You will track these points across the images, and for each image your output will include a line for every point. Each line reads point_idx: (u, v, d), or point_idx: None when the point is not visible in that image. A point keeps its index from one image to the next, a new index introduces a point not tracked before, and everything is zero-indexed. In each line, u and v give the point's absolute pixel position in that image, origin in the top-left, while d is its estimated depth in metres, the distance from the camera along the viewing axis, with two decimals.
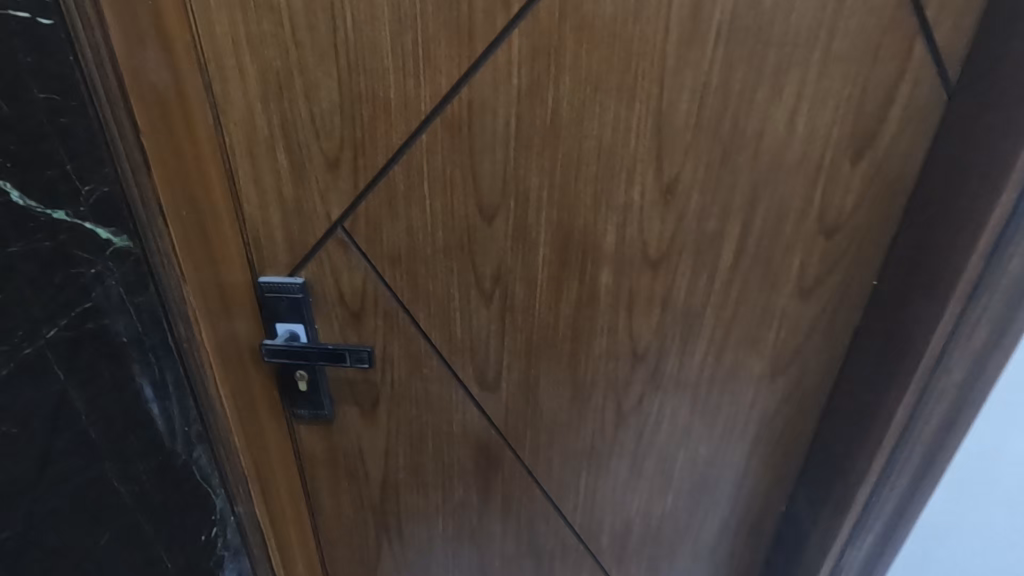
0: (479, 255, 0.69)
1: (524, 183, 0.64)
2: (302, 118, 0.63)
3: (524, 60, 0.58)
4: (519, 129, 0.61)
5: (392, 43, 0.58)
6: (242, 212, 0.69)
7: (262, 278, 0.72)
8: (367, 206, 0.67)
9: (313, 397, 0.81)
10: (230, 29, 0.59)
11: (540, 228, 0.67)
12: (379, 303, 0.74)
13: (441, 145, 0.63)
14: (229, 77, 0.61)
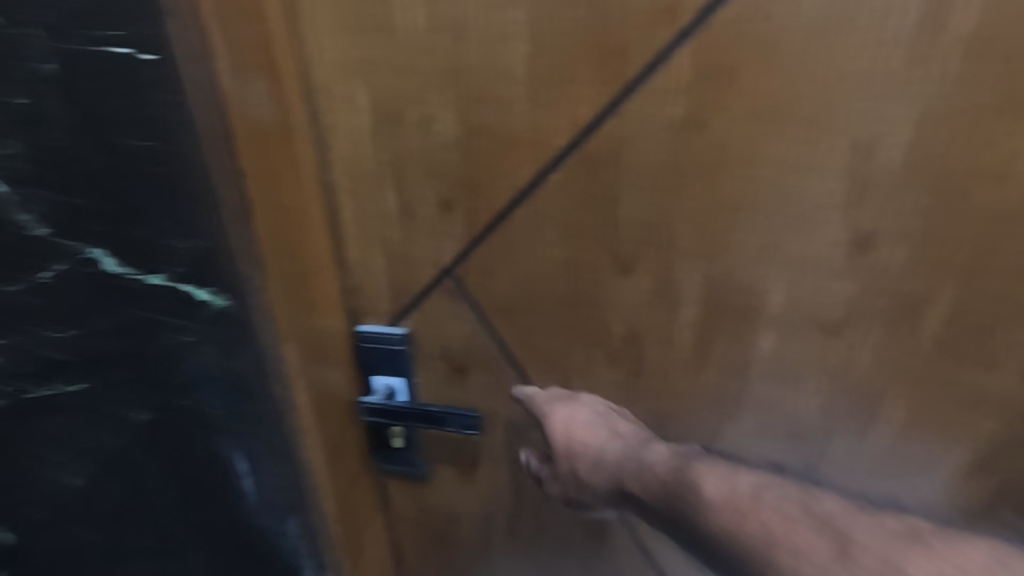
0: (611, 312, 0.58)
1: (674, 231, 0.53)
2: (415, 154, 0.54)
3: (689, 84, 0.47)
4: (674, 166, 0.50)
5: (526, 68, 0.48)
6: (346, 261, 0.61)
7: (362, 328, 0.64)
8: (482, 252, 0.58)
9: (407, 456, 0.73)
10: (341, 54, 0.50)
11: (689, 283, 0.55)
12: (489, 360, 0.64)
13: (574, 186, 0.53)
14: (338, 110, 0.53)
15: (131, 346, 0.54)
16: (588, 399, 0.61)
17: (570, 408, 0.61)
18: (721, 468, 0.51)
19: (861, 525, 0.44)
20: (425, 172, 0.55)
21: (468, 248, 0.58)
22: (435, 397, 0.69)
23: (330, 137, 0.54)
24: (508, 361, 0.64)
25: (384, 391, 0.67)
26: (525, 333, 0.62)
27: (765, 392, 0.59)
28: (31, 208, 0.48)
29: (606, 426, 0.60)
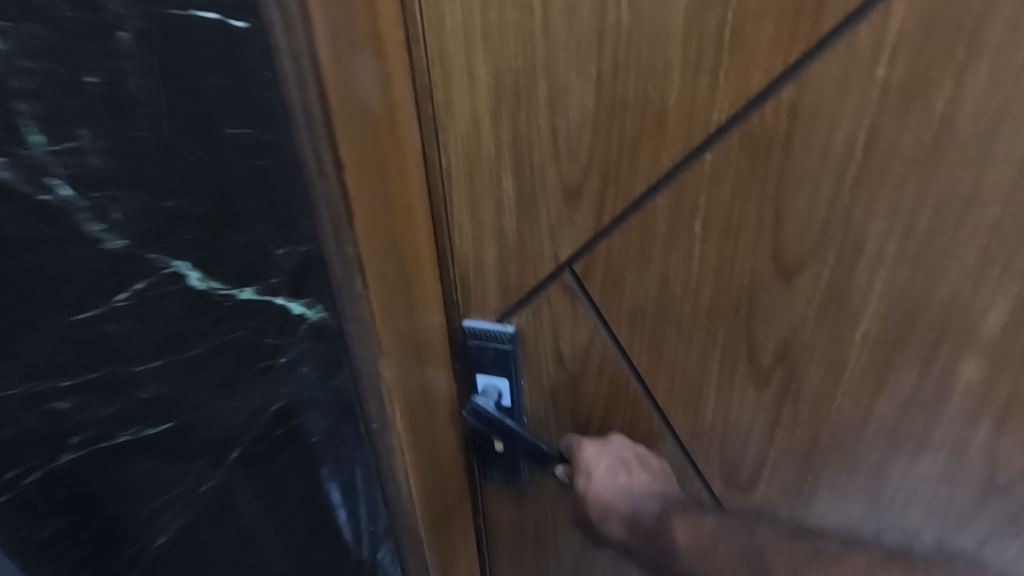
0: (764, 324, 0.49)
1: (862, 227, 0.42)
2: (540, 133, 0.47)
3: (907, 40, 0.36)
4: (871, 148, 0.39)
5: (687, 26, 0.39)
6: (452, 252, 0.55)
7: (468, 323, 0.58)
8: (609, 247, 0.50)
9: (505, 460, 0.67)
10: (462, 18, 0.43)
11: (872, 294, 0.44)
12: (608, 369, 0.57)
13: (732, 171, 0.43)
14: (455, 83, 0.46)
15: (228, 367, 0.51)
16: (617, 443, 0.60)
17: (599, 450, 0.60)
18: (689, 520, 0.56)
19: (780, 557, 0.51)
20: (551, 156, 0.47)
21: (592, 241, 0.50)
22: (542, 404, 0.62)
23: (445, 116, 0.48)
24: (628, 371, 0.56)
25: (485, 392, 0.61)
26: (654, 342, 0.53)
27: (958, 433, 0.48)
28: (107, 218, 0.44)
29: (622, 469, 0.59)
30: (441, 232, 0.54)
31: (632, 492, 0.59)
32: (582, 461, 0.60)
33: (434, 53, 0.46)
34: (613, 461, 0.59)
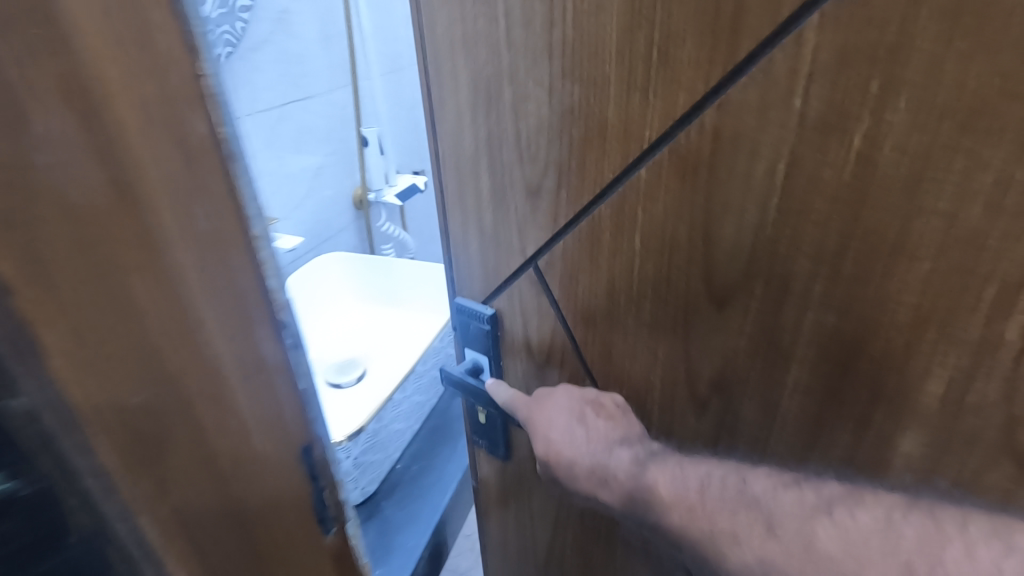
0: (699, 349, 0.48)
1: (785, 265, 0.40)
2: (508, 135, 0.50)
3: (822, 70, 0.34)
4: (790, 182, 0.37)
5: (620, 44, 0.40)
6: (448, 231, 0.62)
7: (459, 297, 0.64)
8: (565, 246, 0.52)
9: (486, 430, 0.72)
10: (447, 27, 0.49)
11: (799, 336, 0.42)
12: (568, 364, 0.59)
13: (665, 190, 0.43)
14: (444, 81, 0.52)
15: None
16: (564, 396, 0.58)
17: (549, 409, 0.58)
18: (667, 470, 0.48)
19: (786, 511, 0.42)
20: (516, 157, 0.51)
21: (553, 238, 0.53)
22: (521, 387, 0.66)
23: (437, 110, 0.54)
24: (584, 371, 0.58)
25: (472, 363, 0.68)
26: (605, 348, 0.54)
27: None
28: None
29: (580, 420, 0.55)
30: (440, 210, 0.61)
31: (595, 441, 0.54)
32: (535, 416, 0.58)
33: (429, 55, 0.52)
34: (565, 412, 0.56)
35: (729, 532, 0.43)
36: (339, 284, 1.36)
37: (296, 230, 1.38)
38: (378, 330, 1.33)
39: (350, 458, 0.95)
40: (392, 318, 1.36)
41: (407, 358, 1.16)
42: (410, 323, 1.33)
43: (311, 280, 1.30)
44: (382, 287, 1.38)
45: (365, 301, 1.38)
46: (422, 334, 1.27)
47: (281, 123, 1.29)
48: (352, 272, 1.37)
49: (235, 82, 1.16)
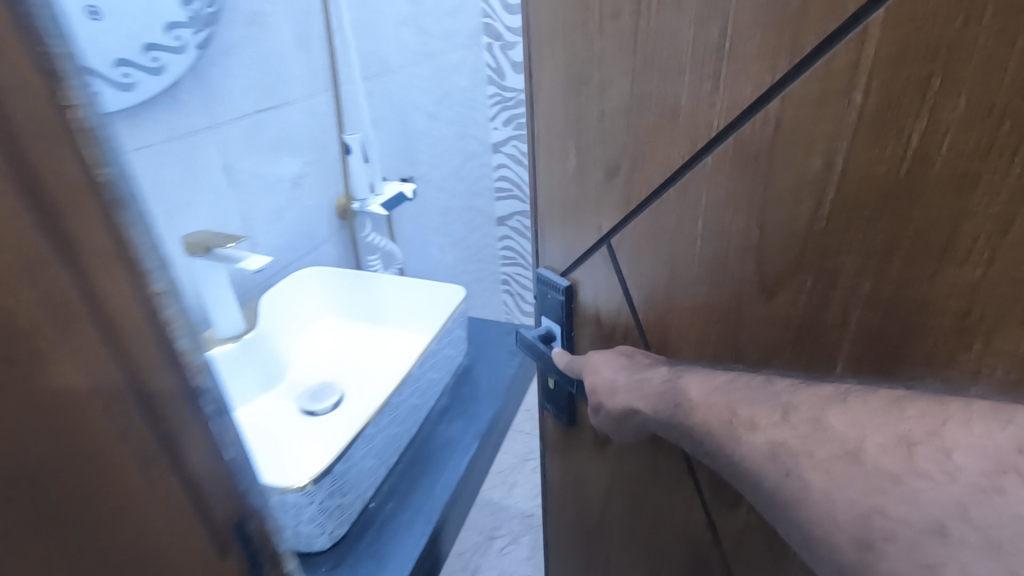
0: (749, 335, 0.49)
1: (833, 260, 0.41)
2: (591, 118, 0.53)
3: (880, 67, 0.34)
4: (845, 177, 0.38)
5: (696, 34, 0.42)
6: (539, 209, 0.66)
7: (542, 267, 0.70)
8: (635, 227, 0.55)
9: (554, 396, 0.76)
10: (551, 16, 0.52)
11: (843, 334, 0.42)
12: (627, 335, 0.62)
13: (726, 177, 0.45)
14: (544, 66, 0.56)
15: None
16: (621, 348, 0.61)
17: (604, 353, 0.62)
18: (704, 375, 0.51)
19: (806, 396, 0.43)
20: (598, 141, 0.54)
21: (624, 221, 0.56)
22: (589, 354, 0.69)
23: (535, 95, 0.59)
24: (642, 344, 0.61)
25: (546, 330, 0.73)
26: (661, 326, 0.57)
27: None
28: None
29: (628, 358, 0.59)
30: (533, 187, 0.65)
31: (635, 367, 0.58)
32: (591, 357, 0.63)
33: (536, 44, 0.56)
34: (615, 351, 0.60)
35: (749, 420, 0.45)
36: (318, 303, 1.30)
37: (263, 252, 1.23)
38: (344, 354, 1.23)
39: (322, 498, 0.83)
40: (359, 342, 1.27)
41: (379, 379, 1.12)
42: (375, 343, 1.26)
43: (286, 305, 1.20)
44: (351, 306, 1.31)
45: (334, 322, 1.31)
46: (401, 342, 1.25)
47: (241, 143, 1.14)
48: (325, 284, 1.30)
49: (150, 108, 0.94)
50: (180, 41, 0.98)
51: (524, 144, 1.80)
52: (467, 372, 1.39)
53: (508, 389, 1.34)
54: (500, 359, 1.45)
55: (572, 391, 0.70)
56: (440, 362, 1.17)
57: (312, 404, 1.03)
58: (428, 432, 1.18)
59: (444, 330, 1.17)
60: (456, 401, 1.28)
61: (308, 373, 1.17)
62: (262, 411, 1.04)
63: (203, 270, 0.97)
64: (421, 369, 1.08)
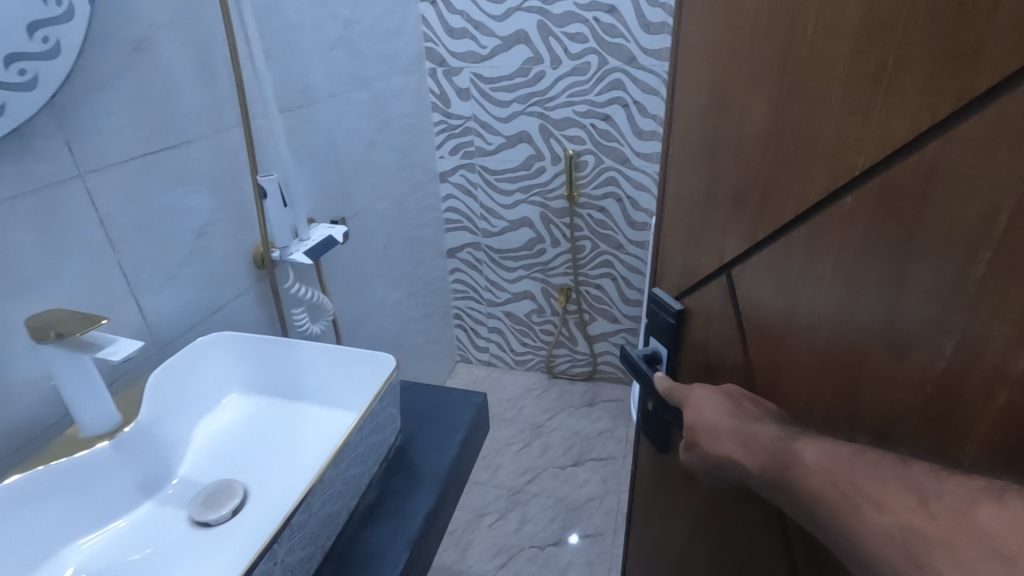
0: (868, 393, 0.45)
1: (984, 326, 0.35)
2: (728, 144, 0.54)
3: None
4: (1009, 234, 0.33)
5: (850, 64, 0.40)
6: (662, 221, 0.70)
7: (658, 289, 0.75)
8: (758, 259, 0.55)
9: (649, 420, 0.79)
10: (703, 41, 0.55)
11: (982, 413, 0.36)
12: (733, 367, 0.63)
13: (863, 220, 0.42)
14: (689, 88, 0.58)
15: None
16: (723, 386, 0.60)
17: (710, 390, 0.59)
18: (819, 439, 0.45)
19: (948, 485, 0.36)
20: (732, 166, 0.54)
21: (749, 250, 0.56)
22: (691, 382, 0.72)
23: (676, 115, 0.62)
24: (747, 379, 0.60)
25: (653, 352, 0.77)
26: (771, 365, 0.56)
27: None
28: None
29: (732, 399, 0.56)
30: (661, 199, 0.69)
31: (740, 413, 0.54)
32: (692, 392, 0.61)
33: (685, 63, 0.59)
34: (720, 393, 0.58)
35: (877, 499, 0.38)
36: (225, 376, 0.97)
37: (148, 328, 0.91)
38: (258, 420, 0.94)
39: None
40: (268, 410, 0.95)
41: (289, 465, 0.84)
42: (287, 415, 0.94)
43: (182, 378, 0.89)
44: (264, 370, 0.98)
45: (245, 394, 0.99)
46: (316, 415, 0.93)
47: (126, 198, 0.85)
48: (241, 355, 0.98)
49: None
50: (30, 76, 0.69)
51: (469, 173, 2.18)
52: (407, 445, 0.97)
53: (455, 464, 0.94)
54: (451, 421, 1.03)
55: (668, 417, 0.73)
56: (370, 448, 0.84)
57: (203, 511, 0.75)
58: (350, 539, 0.81)
59: (372, 412, 0.82)
60: (399, 475, 0.91)
61: (197, 465, 0.85)
62: (130, 538, 0.73)
63: (66, 364, 0.70)
64: (343, 465, 0.76)
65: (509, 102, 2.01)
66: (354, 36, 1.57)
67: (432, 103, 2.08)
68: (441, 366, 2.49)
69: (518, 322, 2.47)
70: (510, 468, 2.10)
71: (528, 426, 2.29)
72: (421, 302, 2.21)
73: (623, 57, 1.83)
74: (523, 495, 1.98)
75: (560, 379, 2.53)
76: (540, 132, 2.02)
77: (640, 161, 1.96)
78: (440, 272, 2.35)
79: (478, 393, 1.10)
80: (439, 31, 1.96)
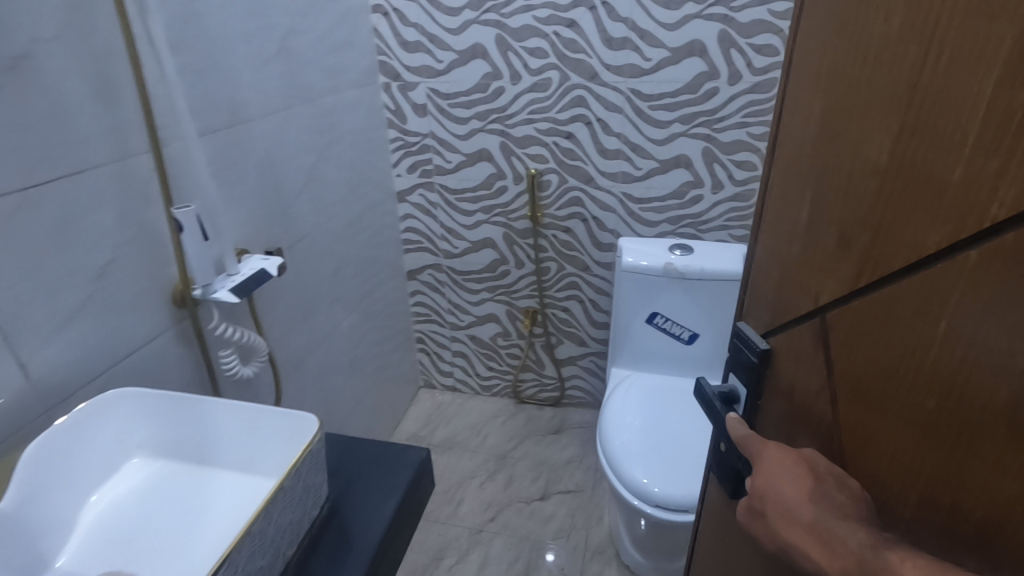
0: (977, 476, 0.40)
1: None
2: (833, 176, 0.49)
3: None
4: None
5: (994, 101, 0.35)
6: (751, 252, 0.65)
7: (742, 323, 0.67)
8: (856, 308, 0.49)
9: (719, 463, 0.71)
10: (813, 55, 0.50)
11: None
12: (820, 422, 0.56)
13: (991, 280, 0.38)
14: (792, 108, 0.54)
15: None
16: (804, 449, 0.56)
17: (788, 455, 0.56)
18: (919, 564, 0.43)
19: None
20: (837, 199, 0.49)
21: (847, 296, 0.50)
22: (773, 437, 0.63)
23: (775, 135, 0.57)
24: (835, 447, 0.54)
25: (731, 391, 0.69)
26: (864, 428, 0.50)
27: None
28: None
29: (812, 473, 0.53)
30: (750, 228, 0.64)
31: (820, 496, 0.51)
32: (765, 451, 0.58)
33: (791, 79, 0.54)
34: (799, 461, 0.55)
35: None
36: (129, 441, 0.91)
37: (32, 381, 0.86)
38: (163, 489, 0.87)
39: None
40: (175, 479, 0.89)
41: (190, 545, 0.77)
42: (195, 483, 0.88)
43: (70, 450, 0.83)
44: (170, 432, 0.92)
45: (150, 458, 0.92)
46: (229, 482, 0.88)
47: None
48: (146, 416, 0.92)
49: None
50: None
51: (429, 193, 2.07)
52: (334, 514, 0.88)
53: (383, 539, 0.85)
54: (387, 482, 0.93)
55: (742, 467, 0.65)
56: (283, 529, 0.75)
57: None
58: None
59: (287, 484, 0.75)
60: (321, 554, 0.81)
61: (84, 551, 0.78)
62: None
63: None
64: (242, 560, 0.67)
65: (468, 119, 1.92)
66: (296, 49, 1.45)
67: (387, 119, 1.98)
68: (403, 392, 2.37)
69: (483, 346, 2.37)
70: (471, 503, 1.99)
71: (492, 456, 2.19)
72: (379, 327, 2.09)
73: (585, 73, 1.77)
74: (484, 534, 1.87)
75: (528, 405, 2.44)
76: (501, 151, 1.94)
77: (605, 181, 1.91)
78: (400, 294, 2.24)
79: (420, 449, 0.99)
80: (392, 43, 1.86)
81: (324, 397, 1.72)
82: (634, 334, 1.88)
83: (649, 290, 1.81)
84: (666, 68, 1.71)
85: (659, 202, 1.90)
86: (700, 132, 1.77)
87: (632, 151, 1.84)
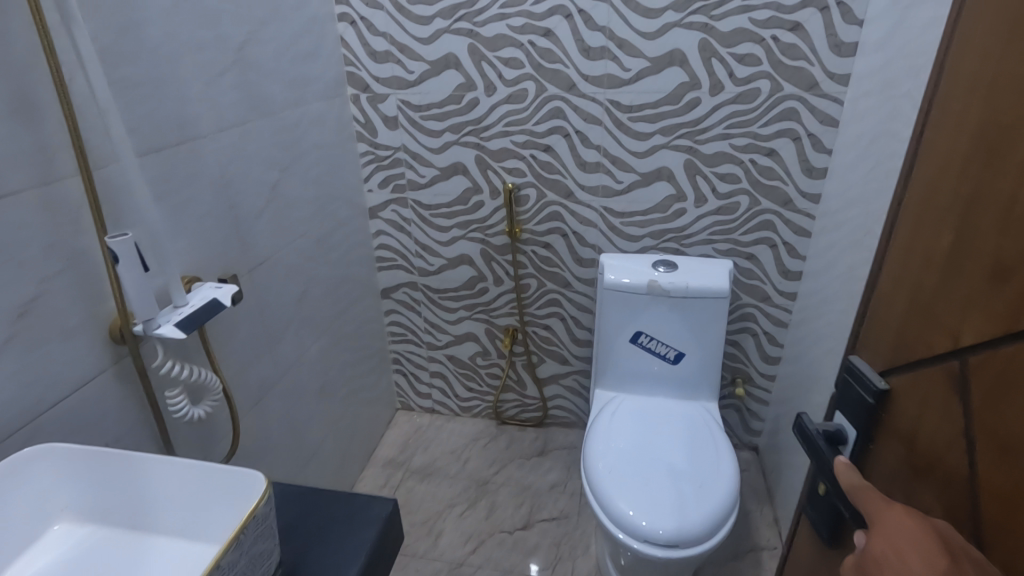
0: None
1: None
2: (994, 200, 0.44)
3: None
4: None
5: None
6: (875, 283, 0.60)
7: (854, 358, 0.62)
8: (1008, 354, 0.43)
9: (819, 505, 0.68)
10: (979, 71, 0.46)
11: None
12: (953, 478, 0.48)
13: None
14: (948, 126, 0.49)
15: None
16: (941, 519, 0.47)
17: (920, 524, 0.48)
18: None
19: None
20: (996, 228, 0.44)
21: (998, 339, 0.44)
22: (883, 484, 0.57)
23: (922, 157, 0.53)
24: (969, 510, 0.46)
25: (837, 428, 0.63)
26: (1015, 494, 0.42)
27: None
28: None
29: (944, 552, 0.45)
30: (880, 254, 0.59)
31: None
32: (886, 510, 0.51)
33: (946, 96, 0.50)
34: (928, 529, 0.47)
35: None
36: (50, 506, 0.79)
37: None
38: (89, 562, 0.76)
39: None
40: (105, 549, 0.78)
41: None
42: (128, 553, 0.77)
43: None
44: (100, 494, 0.81)
45: (76, 524, 0.81)
46: (167, 550, 0.77)
47: None
48: (73, 477, 0.81)
49: None
50: None
51: (402, 209, 1.98)
52: None
53: None
54: (348, 539, 0.84)
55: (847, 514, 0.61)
56: None
57: None
58: None
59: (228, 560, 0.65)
60: None
61: None
62: None
63: None
64: None
65: (441, 131, 1.84)
66: (253, 59, 1.35)
67: (356, 132, 1.89)
68: (378, 416, 2.26)
69: (463, 365, 2.28)
70: (452, 535, 1.89)
71: (473, 482, 2.09)
72: (352, 350, 1.98)
73: (562, 84, 1.70)
74: (466, 568, 1.77)
75: (509, 426, 2.35)
76: (476, 164, 1.86)
77: (585, 194, 1.84)
78: (374, 314, 2.14)
79: (388, 499, 0.89)
80: (361, 53, 1.77)
81: (291, 430, 1.61)
82: (619, 354, 1.81)
83: (632, 309, 1.74)
84: (647, 78, 1.65)
85: (642, 216, 1.83)
86: (682, 143, 1.71)
87: (612, 164, 1.78)
